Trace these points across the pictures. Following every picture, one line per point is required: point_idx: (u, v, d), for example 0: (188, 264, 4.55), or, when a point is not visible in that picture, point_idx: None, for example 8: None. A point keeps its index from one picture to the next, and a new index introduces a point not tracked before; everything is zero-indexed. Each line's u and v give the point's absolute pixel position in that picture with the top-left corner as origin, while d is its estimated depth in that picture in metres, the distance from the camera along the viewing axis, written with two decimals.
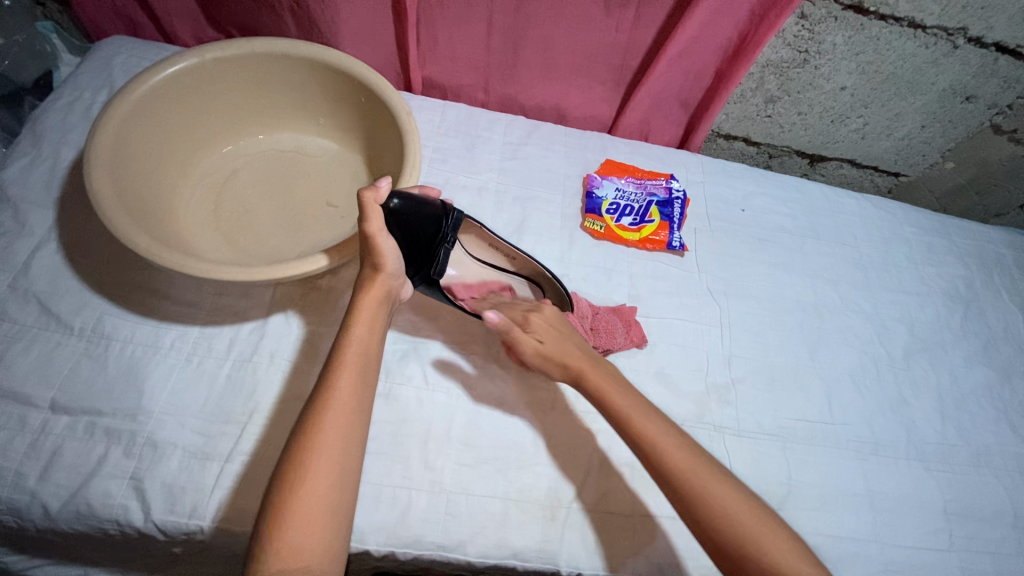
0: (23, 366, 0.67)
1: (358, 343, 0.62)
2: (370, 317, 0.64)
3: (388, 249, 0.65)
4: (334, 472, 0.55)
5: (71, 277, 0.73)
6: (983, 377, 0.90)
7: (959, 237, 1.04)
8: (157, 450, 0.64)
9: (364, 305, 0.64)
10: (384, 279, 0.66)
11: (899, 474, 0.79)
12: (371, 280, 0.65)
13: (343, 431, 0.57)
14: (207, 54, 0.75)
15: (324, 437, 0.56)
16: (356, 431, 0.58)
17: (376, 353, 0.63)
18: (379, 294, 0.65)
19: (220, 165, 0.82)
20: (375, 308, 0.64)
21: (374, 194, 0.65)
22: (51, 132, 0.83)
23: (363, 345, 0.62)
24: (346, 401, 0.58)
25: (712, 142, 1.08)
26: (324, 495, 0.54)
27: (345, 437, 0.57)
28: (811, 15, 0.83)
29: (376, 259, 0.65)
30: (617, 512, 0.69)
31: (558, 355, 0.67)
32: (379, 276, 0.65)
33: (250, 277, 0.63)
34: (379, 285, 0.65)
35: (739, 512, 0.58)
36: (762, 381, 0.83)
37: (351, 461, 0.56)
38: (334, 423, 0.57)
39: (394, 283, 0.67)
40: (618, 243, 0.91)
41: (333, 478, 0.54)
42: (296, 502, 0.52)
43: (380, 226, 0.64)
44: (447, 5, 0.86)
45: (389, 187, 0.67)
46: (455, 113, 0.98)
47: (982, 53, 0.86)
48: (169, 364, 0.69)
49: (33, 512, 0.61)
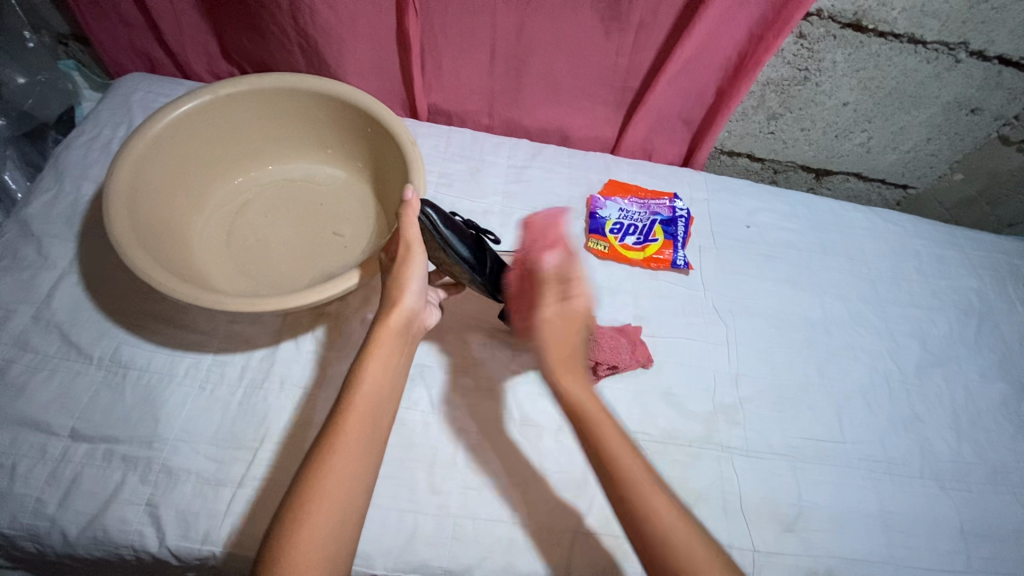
0: (45, 396, 0.69)
1: (372, 381, 0.60)
2: (385, 350, 0.63)
3: (415, 271, 0.66)
4: (337, 516, 0.53)
5: (91, 308, 0.76)
6: (999, 392, 0.88)
7: (971, 249, 1.02)
8: (171, 476, 0.66)
9: (384, 334, 0.63)
10: (405, 303, 0.65)
11: (913, 496, 0.78)
12: (393, 306, 0.64)
13: (351, 475, 0.55)
14: (219, 91, 0.78)
15: (331, 482, 0.54)
16: (365, 474, 0.57)
17: (391, 392, 0.62)
18: (397, 323, 0.64)
19: (232, 197, 0.85)
20: (393, 338, 0.64)
21: (407, 207, 0.65)
22: (72, 168, 0.87)
23: (378, 380, 0.61)
24: (356, 445, 0.57)
25: (715, 158, 1.09)
26: (326, 542, 0.52)
27: (350, 483, 0.55)
28: (809, 34, 0.84)
29: (400, 284, 0.65)
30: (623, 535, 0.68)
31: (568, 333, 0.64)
32: (400, 301, 0.64)
33: (255, 307, 0.64)
34: (398, 313, 0.64)
35: (637, 477, 0.56)
36: (772, 399, 0.82)
37: (355, 509, 0.55)
38: (341, 468, 0.55)
39: (413, 307, 0.66)
40: (622, 262, 0.91)
41: (335, 525, 0.53)
42: (297, 546, 0.51)
43: (418, 244, 0.66)
44: (450, 32, 0.88)
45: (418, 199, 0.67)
46: (459, 138, 1.00)
47: (985, 66, 0.86)
48: (183, 392, 0.71)
49: (53, 539, 0.63)
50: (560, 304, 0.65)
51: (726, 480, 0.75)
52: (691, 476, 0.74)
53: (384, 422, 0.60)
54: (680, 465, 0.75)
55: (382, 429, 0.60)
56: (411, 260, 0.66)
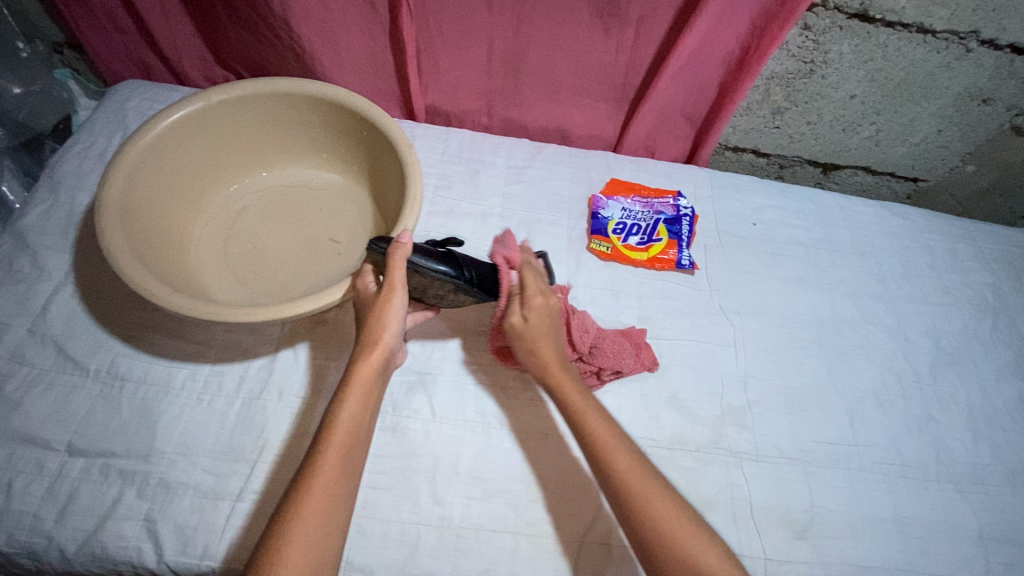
0: (42, 411, 0.68)
1: (345, 426, 0.59)
2: (359, 393, 0.60)
3: (396, 310, 0.63)
4: (315, 554, 0.52)
5: (87, 320, 0.75)
6: (1016, 390, 0.86)
7: (985, 242, 1.00)
8: (168, 490, 0.65)
9: (359, 377, 0.61)
10: (385, 342, 0.62)
11: (929, 499, 0.76)
12: (372, 345, 0.62)
13: (324, 517, 0.54)
14: (212, 96, 0.77)
15: (304, 523, 0.53)
16: (337, 517, 0.55)
17: (364, 436, 0.60)
18: (377, 363, 0.62)
19: (229, 203, 0.84)
20: (369, 382, 0.61)
21: (398, 249, 0.63)
22: (68, 178, 0.86)
23: (352, 423, 0.59)
24: (327, 494, 0.55)
25: (720, 154, 1.07)
26: None
27: (320, 535, 0.53)
28: (815, 25, 0.81)
29: (380, 323, 0.62)
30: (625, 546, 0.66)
31: (540, 339, 0.67)
32: (380, 340, 0.62)
33: (233, 316, 0.62)
34: (378, 351, 0.62)
35: (588, 413, 0.63)
36: (780, 403, 0.80)
37: (331, 548, 0.54)
38: (307, 523, 0.53)
39: (393, 348, 0.64)
40: (626, 263, 0.89)
41: (310, 564, 0.52)
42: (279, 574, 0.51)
43: (401, 283, 0.63)
44: (445, 31, 0.86)
45: (411, 242, 0.65)
46: (458, 139, 0.99)
47: (997, 55, 0.83)
48: (180, 404, 0.70)
49: (51, 556, 0.62)
50: (538, 313, 0.68)
51: (736, 486, 0.73)
52: (698, 482, 0.73)
53: (357, 466, 0.59)
54: (687, 472, 0.73)
55: (355, 471, 0.59)
56: (391, 299, 0.63)
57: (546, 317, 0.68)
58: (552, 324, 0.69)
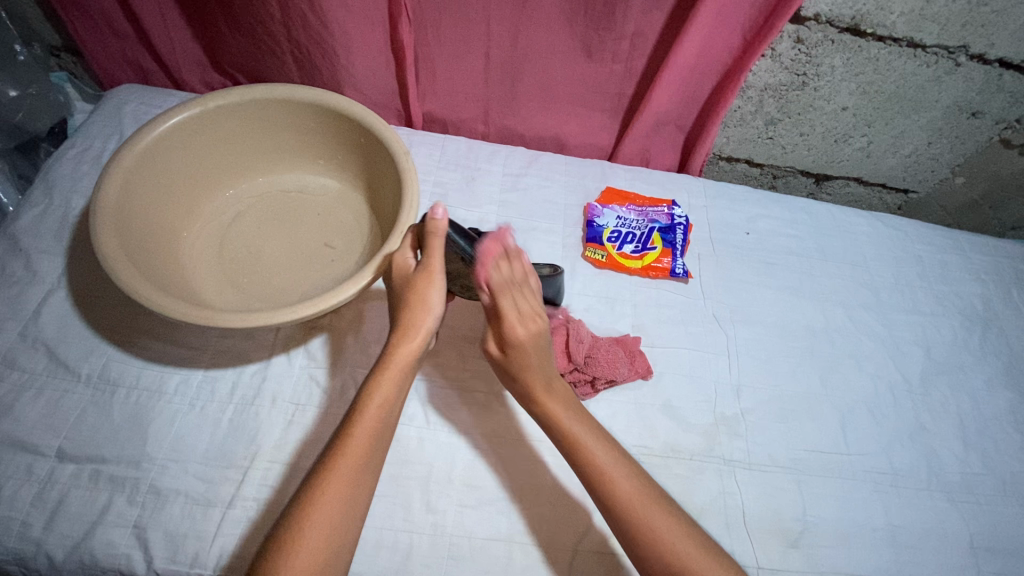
0: (31, 416, 0.68)
1: (372, 416, 0.58)
2: (394, 381, 0.60)
3: (437, 293, 0.64)
4: (326, 547, 0.52)
5: (80, 324, 0.74)
6: (1006, 400, 0.87)
7: (974, 253, 1.01)
8: (160, 496, 0.64)
9: (396, 362, 0.61)
10: (426, 327, 0.63)
11: (921, 508, 0.76)
12: (414, 330, 0.62)
13: (342, 507, 0.54)
14: (209, 102, 0.77)
15: (324, 508, 0.53)
16: (358, 503, 0.55)
17: (392, 423, 0.60)
18: (416, 348, 0.62)
19: (223, 209, 0.84)
20: (404, 368, 0.61)
21: (435, 224, 0.65)
22: (62, 182, 0.86)
23: (385, 409, 0.59)
24: (346, 487, 0.55)
25: (713, 164, 1.08)
26: None
27: (334, 530, 0.53)
28: (808, 39, 0.83)
29: (422, 307, 0.63)
30: (610, 552, 0.66)
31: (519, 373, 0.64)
32: (422, 324, 0.62)
33: (231, 320, 0.62)
34: (419, 337, 0.62)
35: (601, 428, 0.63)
36: (773, 412, 0.81)
37: (344, 542, 0.54)
38: (323, 518, 0.53)
39: (432, 333, 0.64)
40: (620, 271, 0.90)
41: (328, 548, 0.52)
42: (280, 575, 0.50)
43: (439, 264, 0.65)
44: (444, 40, 0.87)
45: (446, 217, 0.66)
46: (454, 147, 0.99)
47: (986, 70, 0.84)
48: (172, 410, 0.70)
49: (38, 563, 0.61)
50: (516, 345, 0.64)
51: (729, 495, 0.73)
52: (691, 491, 0.73)
53: (380, 457, 0.58)
54: (681, 480, 0.73)
55: (378, 460, 0.58)
56: (433, 277, 0.64)
57: (530, 347, 0.64)
58: (538, 351, 0.65)
